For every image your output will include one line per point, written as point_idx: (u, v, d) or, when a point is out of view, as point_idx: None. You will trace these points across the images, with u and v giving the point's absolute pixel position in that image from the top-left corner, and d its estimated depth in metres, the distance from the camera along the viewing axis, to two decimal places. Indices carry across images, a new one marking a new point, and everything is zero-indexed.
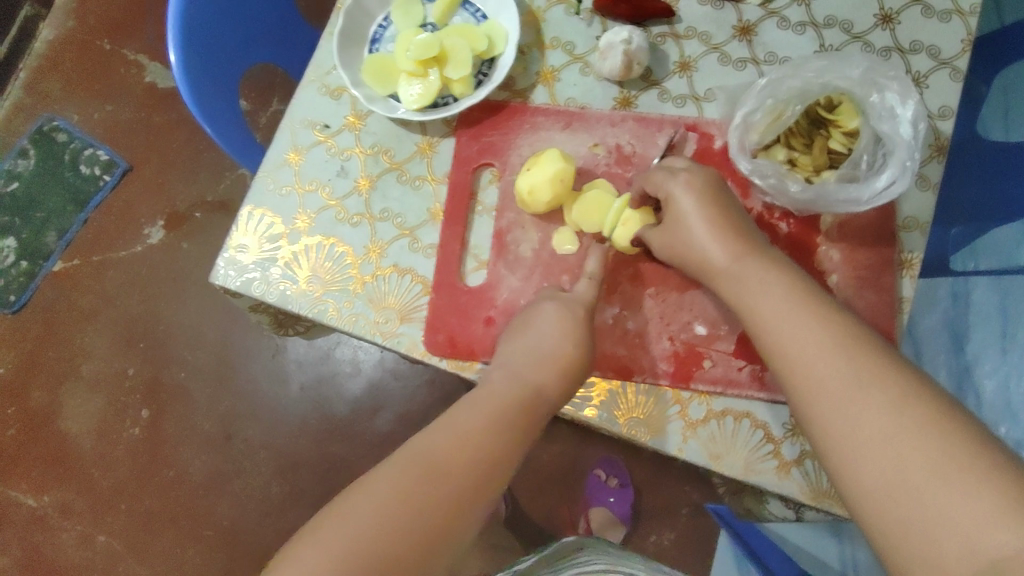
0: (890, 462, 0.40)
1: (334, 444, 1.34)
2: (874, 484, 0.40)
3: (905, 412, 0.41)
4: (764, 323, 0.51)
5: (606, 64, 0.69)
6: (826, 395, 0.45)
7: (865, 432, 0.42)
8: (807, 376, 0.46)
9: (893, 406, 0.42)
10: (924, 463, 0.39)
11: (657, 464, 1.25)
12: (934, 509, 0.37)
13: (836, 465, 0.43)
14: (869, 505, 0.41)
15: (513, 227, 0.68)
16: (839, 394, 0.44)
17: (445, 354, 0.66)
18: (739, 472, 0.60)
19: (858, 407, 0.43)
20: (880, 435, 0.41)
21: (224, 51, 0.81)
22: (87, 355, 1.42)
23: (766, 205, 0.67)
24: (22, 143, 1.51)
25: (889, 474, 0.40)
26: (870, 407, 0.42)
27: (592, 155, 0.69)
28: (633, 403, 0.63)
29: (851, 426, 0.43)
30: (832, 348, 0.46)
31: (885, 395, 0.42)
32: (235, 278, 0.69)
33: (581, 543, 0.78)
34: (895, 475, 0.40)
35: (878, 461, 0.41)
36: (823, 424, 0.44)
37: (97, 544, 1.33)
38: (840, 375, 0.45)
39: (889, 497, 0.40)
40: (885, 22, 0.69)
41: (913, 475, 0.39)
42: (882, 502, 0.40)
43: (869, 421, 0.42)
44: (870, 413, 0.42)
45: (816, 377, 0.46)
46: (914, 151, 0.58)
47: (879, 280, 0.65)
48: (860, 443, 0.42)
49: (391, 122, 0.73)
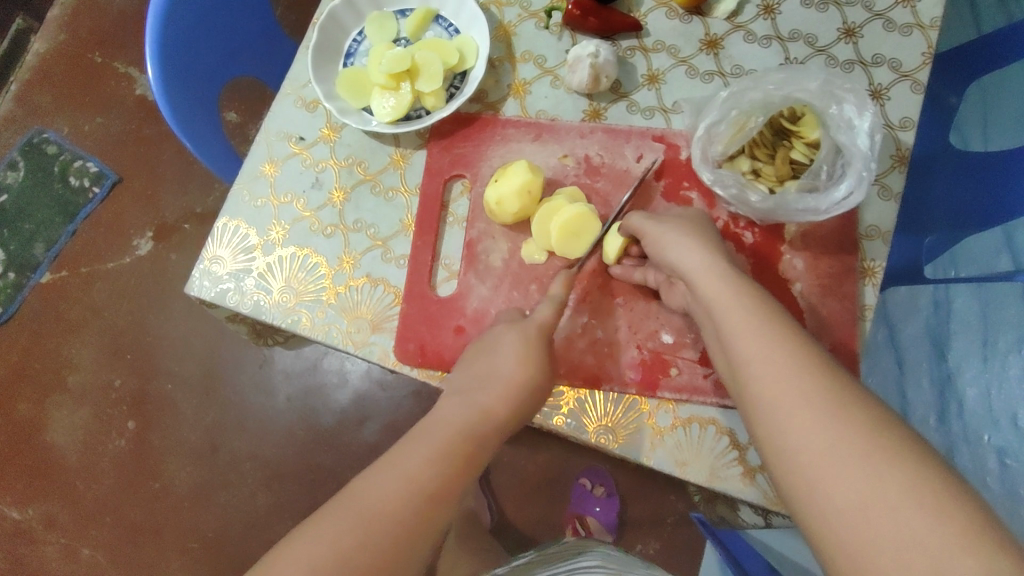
0: (863, 483, 0.37)
1: (321, 455, 1.34)
2: (843, 502, 0.38)
3: (875, 432, 0.39)
4: (735, 332, 0.48)
5: (575, 77, 0.70)
6: (792, 412, 0.42)
7: (835, 448, 0.39)
8: (773, 390, 0.44)
9: (862, 425, 0.40)
10: (897, 484, 0.36)
11: (642, 473, 1.25)
12: (907, 534, 0.35)
13: (800, 482, 0.40)
14: (836, 527, 0.38)
15: (483, 237, 0.69)
16: (816, 408, 0.41)
17: (416, 363, 0.67)
18: (704, 480, 0.61)
19: (824, 423, 0.41)
20: (849, 454, 0.39)
21: (203, 65, 0.82)
22: (74, 367, 1.42)
23: (731, 214, 0.68)
24: (11, 155, 1.52)
25: (858, 493, 0.37)
26: (837, 424, 0.40)
27: (561, 166, 0.70)
28: (602, 412, 0.64)
29: (817, 440, 0.40)
30: (796, 365, 0.44)
31: (854, 415, 0.40)
32: (209, 289, 0.70)
33: (577, 544, 0.80)
34: (865, 495, 0.37)
35: (853, 478, 0.38)
36: (797, 436, 0.41)
37: (80, 558, 1.33)
38: (819, 392, 0.42)
39: (860, 518, 0.37)
40: (848, 36, 0.71)
41: (884, 495, 0.36)
42: (853, 521, 0.37)
43: (837, 440, 0.40)
44: (838, 431, 0.40)
45: (781, 393, 0.43)
46: (871, 161, 0.59)
47: (840, 288, 0.66)
48: (829, 461, 0.39)
49: (365, 134, 0.74)
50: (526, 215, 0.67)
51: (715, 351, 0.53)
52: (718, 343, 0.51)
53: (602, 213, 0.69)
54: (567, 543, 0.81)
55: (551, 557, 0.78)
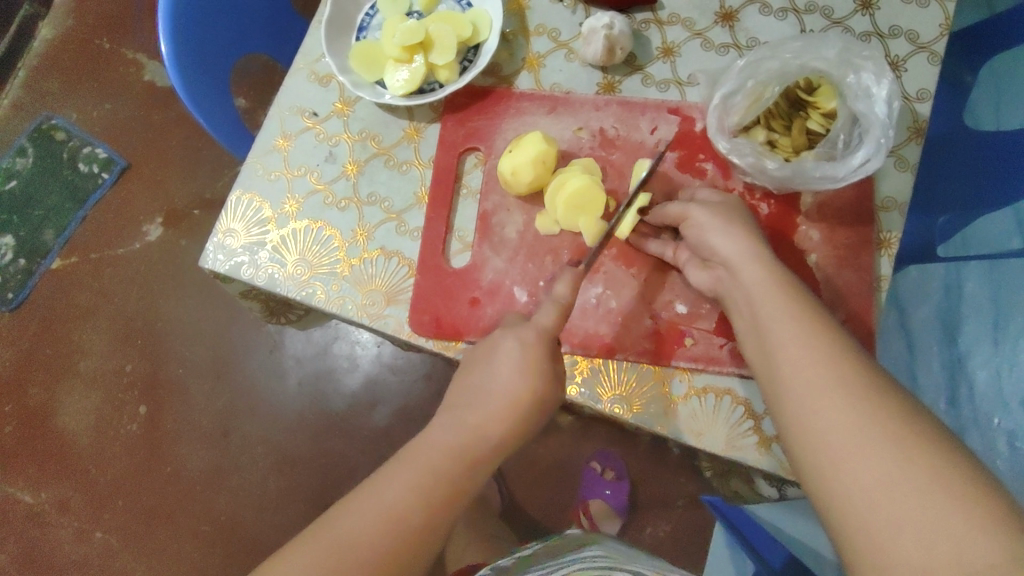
0: (891, 464, 0.37)
1: (331, 439, 1.34)
2: (867, 483, 0.37)
3: (904, 421, 0.39)
4: (773, 319, 0.48)
5: (590, 49, 0.70)
6: (821, 395, 0.42)
7: (859, 432, 0.39)
8: (808, 374, 0.43)
9: (891, 411, 0.39)
10: (924, 468, 0.36)
11: (653, 456, 1.25)
12: (932, 515, 0.35)
13: (823, 463, 0.40)
14: (859, 507, 0.37)
15: (498, 210, 0.69)
16: (849, 391, 0.41)
17: (431, 335, 0.67)
18: (720, 448, 0.61)
19: (852, 407, 0.40)
20: (876, 439, 0.38)
21: (216, 42, 0.82)
22: (85, 352, 1.43)
23: (747, 185, 0.67)
24: (21, 142, 1.53)
25: (885, 475, 0.37)
26: (866, 410, 0.40)
27: (576, 139, 0.70)
28: (617, 381, 0.64)
29: (844, 424, 0.40)
30: (826, 352, 0.44)
31: (882, 406, 0.40)
32: (224, 262, 0.70)
33: (584, 537, 0.81)
34: (892, 478, 0.37)
35: (882, 458, 0.38)
36: (826, 418, 0.41)
37: (94, 540, 1.34)
38: (854, 377, 0.42)
39: (884, 500, 0.36)
40: (865, 7, 0.71)
41: (912, 479, 0.36)
42: (877, 500, 0.37)
43: (867, 425, 0.39)
44: (866, 416, 0.39)
45: (810, 379, 0.43)
46: (889, 129, 0.59)
47: (857, 259, 0.66)
48: (856, 445, 0.39)
49: (377, 107, 0.74)
50: (540, 186, 0.67)
51: (743, 334, 0.52)
52: (748, 329, 0.51)
53: (617, 185, 0.69)
54: (572, 534, 0.83)
55: (557, 546, 0.79)
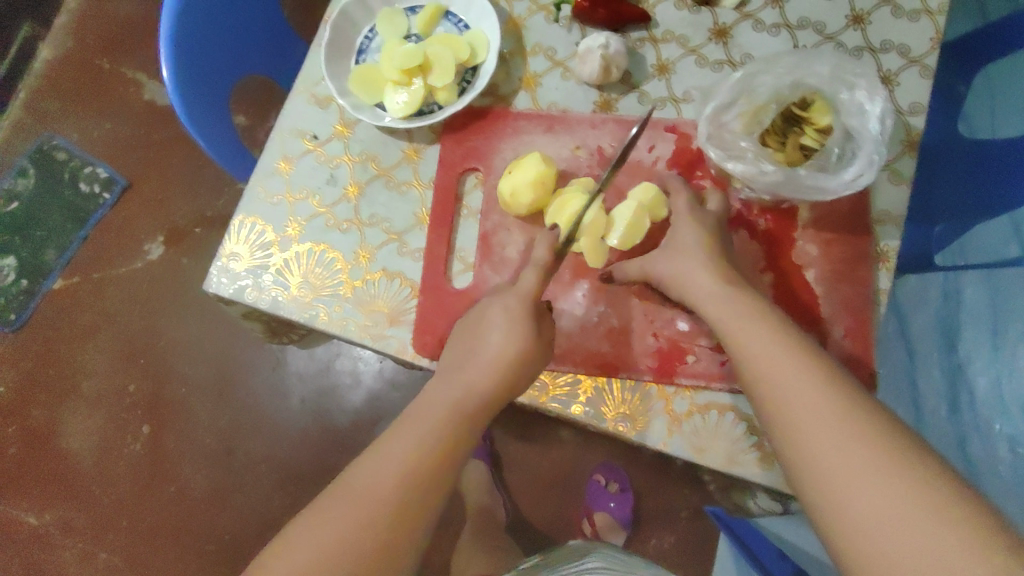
0: (881, 492, 0.38)
1: (335, 454, 1.35)
2: (861, 512, 0.39)
3: (892, 447, 0.40)
4: (755, 347, 0.49)
5: (585, 69, 0.71)
6: (811, 425, 0.43)
7: (853, 459, 0.40)
8: (797, 405, 0.44)
9: (877, 439, 0.41)
10: (914, 497, 0.38)
11: (656, 467, 1.25)
12: (921, 541, 0.36)
13: (822, 492, 0.41)
14: (855, 522, 0.39)
15: (498, 229, 0.70)
16: (838, 421, 0.42)
17: (433, 355, 0.68)
18: (722, 464, 0.61)
19: (844, 430, 0.42)
20: (868, 466, 0.40)
21: (215, 65, 0.82)
22: (88, 372, 1.43)
23: (743, 202, 0.68)
24: (22, 162, 1.53)
25: (877, 503, 0.38)
26: (853, 440, 0.41)
27: (574, 157, 0.71)
28: (621, 400, 0.65)
29: (837, 454, 0.41)
30: (816, 381, 0.45)
31: (874, 434, 0.41)
32: (227, 286, 0.71)
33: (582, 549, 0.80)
34: (885, 506, 0.38)
35: (872, 486, 0.39)
36: (815, 448, 0.42)
37: (98, 562, 1.34)
38: (839, 407, 0.43)
39: (883, 527, 0.38)
40: (857, 22, 0.71)
41: (901, 507, 0.38)
42: (871, 530, 0.38)
43: (856, 454, 0.40)
44: (854, 447, 0.41)
45: (800, 394, 0.45)
46: (881, 146, 0.60)
47: (854, 273, 0.66)
48: (849, 474, 0.40)
49: (378, 129, 0.75)
50: (540, 206, 0.68)
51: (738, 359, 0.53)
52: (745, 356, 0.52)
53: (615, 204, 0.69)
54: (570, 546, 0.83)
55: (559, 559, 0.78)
